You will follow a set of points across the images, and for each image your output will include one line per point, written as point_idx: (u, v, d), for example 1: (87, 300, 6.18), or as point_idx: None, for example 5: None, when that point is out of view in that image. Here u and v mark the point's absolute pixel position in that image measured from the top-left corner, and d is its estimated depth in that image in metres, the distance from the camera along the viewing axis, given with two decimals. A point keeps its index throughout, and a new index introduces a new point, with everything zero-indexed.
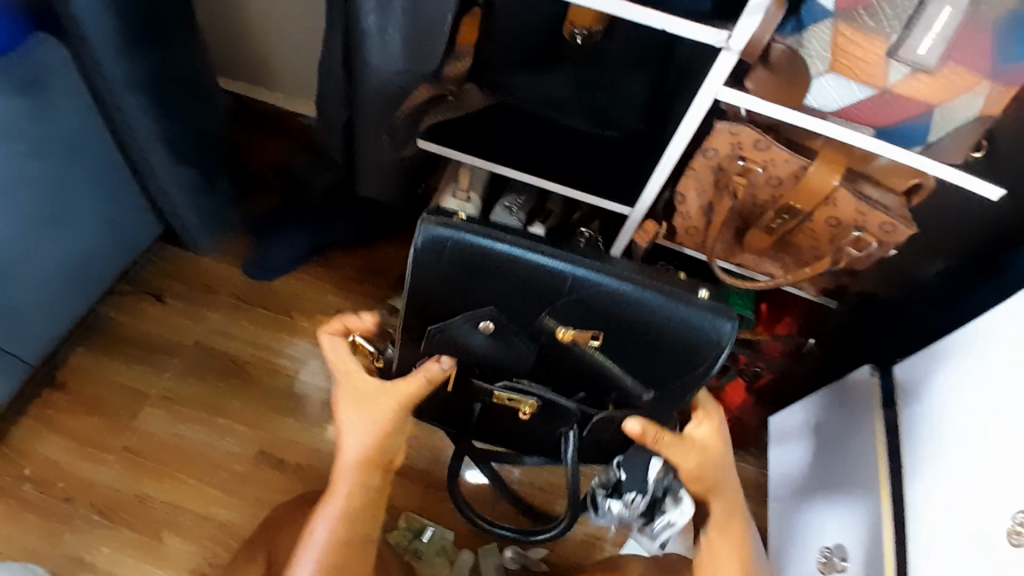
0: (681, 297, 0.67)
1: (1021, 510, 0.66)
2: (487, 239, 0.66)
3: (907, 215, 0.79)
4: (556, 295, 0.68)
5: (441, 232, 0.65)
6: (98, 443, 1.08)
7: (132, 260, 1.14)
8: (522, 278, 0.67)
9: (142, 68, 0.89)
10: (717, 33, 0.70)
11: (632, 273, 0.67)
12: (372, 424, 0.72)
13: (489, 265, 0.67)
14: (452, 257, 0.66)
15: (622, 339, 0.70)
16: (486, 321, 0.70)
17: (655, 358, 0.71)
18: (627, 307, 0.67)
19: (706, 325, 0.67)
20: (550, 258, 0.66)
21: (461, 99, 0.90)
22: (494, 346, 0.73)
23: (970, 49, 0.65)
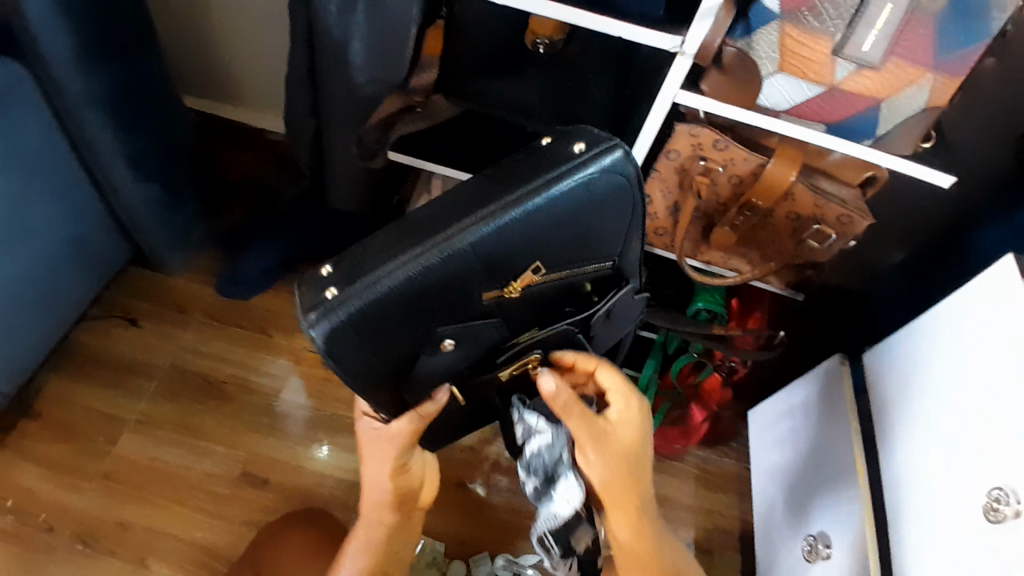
0: (563, 178, 0.66)
1: (997, 486, 0.68)
2: (375, 283, 0.61)
3: (863, 206, 0.82)
4: (484, 271, 0.66)
5: (337, 317, 0.61)
6: (77, 470, 1.09)
7: (99, 281, 1.17)
8: (440, 283, 0.64)
9: (100, 86, 0.91)
10: (672, 38, 0.71)
11: (504, 197, 0.65)
12: (383, 471, 0.77)
13: (407, 299, 0.63)
14: (366, 323, 0.63)
15: (554, 247, 0.69)
16: (446, 339, 0.68)
17: (585, 236, 0.71)
18: (540, 224, 0.66)
19: (606, 176, 0.68)
20: (447, 255, 0.63)
21: (430, 110, 0.95)
22: (466, 351, 0.71)
23: (912, 45, 0.67)
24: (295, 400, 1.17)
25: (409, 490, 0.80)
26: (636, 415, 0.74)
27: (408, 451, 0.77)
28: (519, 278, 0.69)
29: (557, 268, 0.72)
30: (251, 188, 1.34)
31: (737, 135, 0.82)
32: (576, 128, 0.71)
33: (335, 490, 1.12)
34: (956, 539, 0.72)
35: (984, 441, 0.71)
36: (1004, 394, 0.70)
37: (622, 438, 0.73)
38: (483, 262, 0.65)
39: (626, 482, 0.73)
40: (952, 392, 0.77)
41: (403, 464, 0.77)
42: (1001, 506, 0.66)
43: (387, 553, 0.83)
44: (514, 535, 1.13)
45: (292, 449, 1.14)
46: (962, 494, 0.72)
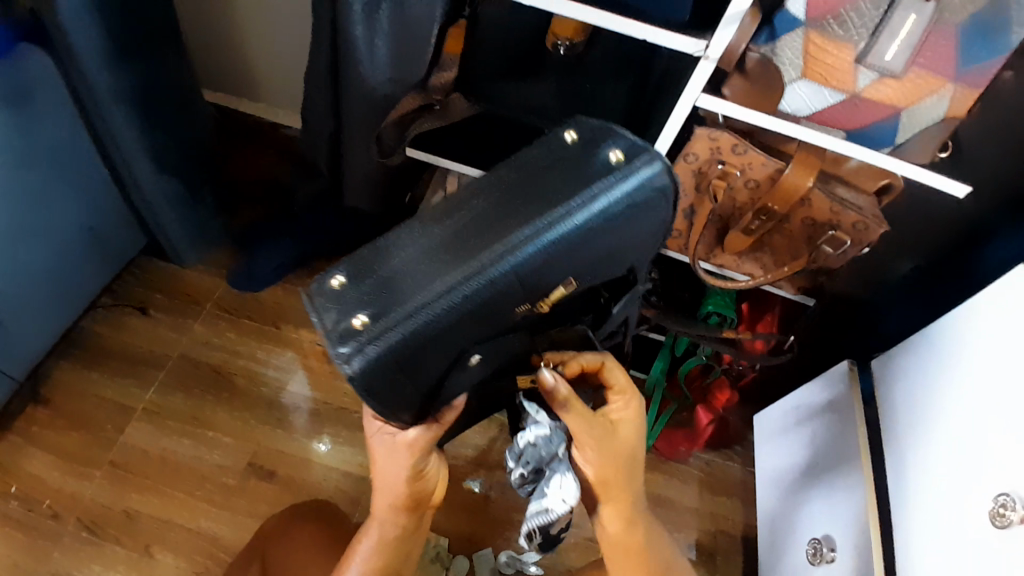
0: (602, 192, 0.62)
1: (1004, 492, 0.68)
2: (412, 315, 0.57)
3: (879, 214, 0.83)
4: (522, 293, 0.62)
5: (373, 352, 0.56)
6: (84, 458, 1.09)
7: (112, 270, 1.17)
8: (478, 309, 0.60)
9: (128, 80, 0.92)
10: (695, 42, 0.72)
11: (544, 216, 0.60)
12: (398, 476, 0.73)
13: (444, 328, 0.59)
14: (401, 356, 0.58)
15: (587, 262, 0.66)
16: (474, 355, 0.64)
17: (615, 248, 0.68)
18: (578, 242, 0.63)
19: (643, 190, 0.65)
20: (485, 280, 0.58)
21: (448, 108, 0.96)
22: (490, 363, 0.68)
23: (933, 56, 0.68)
24: (303, 393, 1.18)
25: (424, 494, 0.77)
26: (636, 412, 0.74)
27: (425, 456, 0.73)
28: (548, 295, 0.65)
29: (586, 279, 0.68)
30: (262, 182, 1.35)
31: (756, 141, 0.84)
32: (605, 131, 0.67)
33: (342, 484, 1.12)
34: (964, 549, 0.72)
35: (989, 448, 0.72)
36: (1011, 402, 0.71)
37: (622, 437, 0.73)
38: (522, 284, 0.61)
39: (622, 473, 0.74)
40: (959, 400, 0.78)
41: (420, 470, 0.73)
42: (1008, 512, 0.67)
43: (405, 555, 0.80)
44: (519, 533, 1.13)
45: (299, 442, 1.14)
46: (969, 501, 0.73)
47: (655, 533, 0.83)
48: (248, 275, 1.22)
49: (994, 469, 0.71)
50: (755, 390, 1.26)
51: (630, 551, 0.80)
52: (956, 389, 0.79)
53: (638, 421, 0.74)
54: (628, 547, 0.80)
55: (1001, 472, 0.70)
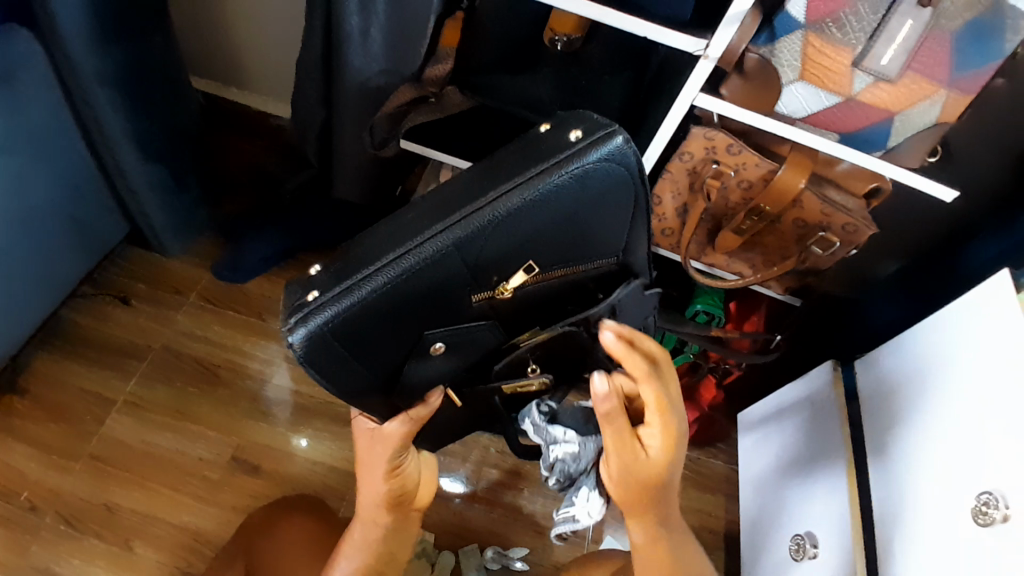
0: (558, 169, 0.60)
1: (987, 492, 0.71)
2: (354, 291, 0.57)
3: (867, 216, 0.84)
4: (471, 271, 0.62)
5: (317, 327, 0.58)
6: (62, 451, 1.07)
7: (92, 258, 1.14)
8: (424, 286, 0.60)
9: (112, 61, 0.89)
10: (696, 42, 0.73)
11: (491, 195, 0.60)
12: (377, 472, 0.73)
13: (390, 305, 0.60)
14: (348, 331, 0.59)
15: (545, 245, 0.65)
16: (436, 344, 0.65)
17: (578, 229, 0.66)
18: (531, 222, 0.62)
19: (601, 172, 0.63)
20: (432, 255, 0.58)
21: (443, 102, 0.97)
22: (456, 356, 0.69)
23: (929, 60, 0.69)
24: (288, 387, 1.16)
25: (406, 492, 0.76)
26: (669, 448, 0.68)
27: (403, 450, 0.73)
28: (509, 279, 0.65)
29: (552, 265, 0.68)
30: (248, 172, 1.32)
31: (751, 142, 0.84)
32: (573, 112, 0.65)
33: (328, 479, 1.11)
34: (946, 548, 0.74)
35: (978, 452, 0.73)
36: (994, 404, 0.73)
37: (650, 466, 0.69)
38: (469, 261, 0.61)
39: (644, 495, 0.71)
40: (944, 401, 0.80)
41: (398, 465, 0.74)
42: (991, 510, 0.69)
43: (386, 554, 0.79)
44: (506, 529, 1.13)
45: (284, 437, 1.12)
46: (952, 500, 0.75)
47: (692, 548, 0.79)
48: (235, 266, 1.19)
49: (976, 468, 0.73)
50: (740, 389, 1.27)
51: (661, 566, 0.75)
52: (942, 390, 0.81)
53: (669, 456, 0.69)
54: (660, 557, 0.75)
55: (983, 472, 0.72)
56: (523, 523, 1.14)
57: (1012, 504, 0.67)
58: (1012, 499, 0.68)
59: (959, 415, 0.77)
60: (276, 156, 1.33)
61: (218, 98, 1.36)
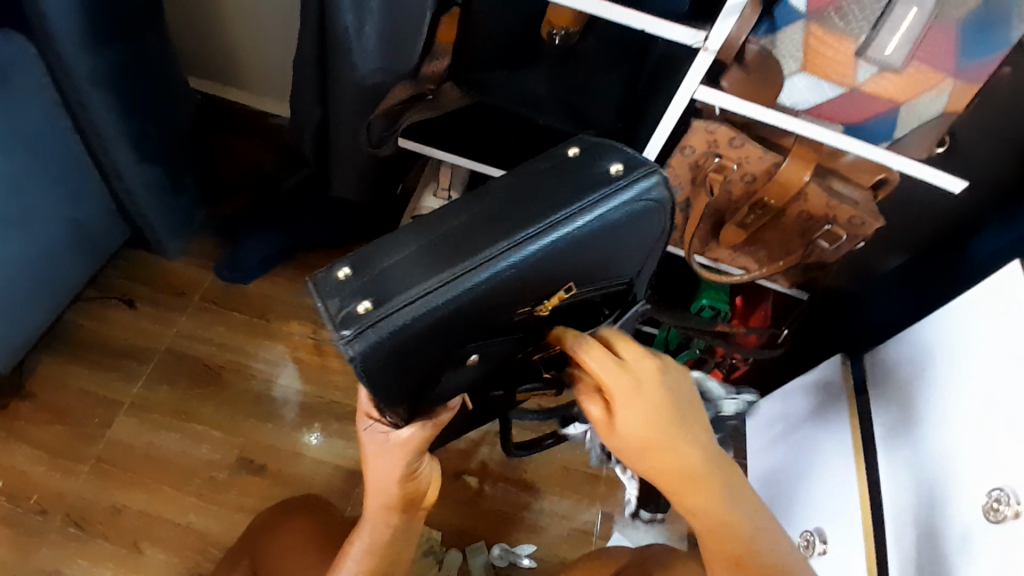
0: (610, 199, 0.60)
1: (998, 488, 0.69)
2: (417, 309, 0.54)
3: (874, 209, 0.82)
4: (519, 293, 0.60)
5: (374, 343, 0.53)
6: (70, 454, 1.08)
7: (97, 261, 1.15)
8: (479, 309, 0.58)
9: (107, 62, 0.88)
10: (695, 33, 0.71)
11: (552, 218, 0.58)
12: (390, 475, 0.71)
13: (446, 325, 0.57)
14: (402, 348, 0.56)
15: (587, 268, 0.64)
16: (472, 355, 0.65)
17: (617, 253, 0.66)
18: (579, 243, 0.60)
19: (647, 201, 0.63)
20: (488, 280, 0.56)
21: (440, 99, 0.93)
22: (485, 364, 0.68)
23: (935, 49, 0.67)
24: (292, 388, 1.16)
25: (417, 494, 0.75)
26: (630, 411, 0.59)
27: (418, 456, 0.72)
28: (550, 297, 0.65)
29: (586, 284, 0.67)
30: (250, 172, 1.32)
31: (752, 134, 0.83)
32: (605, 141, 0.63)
33: (333, 478, 1.11)
34: (959, 547, 0.72)
35: (991, 448, 0.71)
36: (1004, 399, 0.71)
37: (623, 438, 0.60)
38: (518, 287, 0.59)
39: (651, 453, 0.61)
40: (954, 396, 0.78)
41: (413, 470, 0.72)
42: (1002, 507, 0.67)
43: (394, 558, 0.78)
44: (511, 526, 1.13)
45: (288, 437, 1.13)
46: (964, 498, 0.73)
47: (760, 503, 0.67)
48: (238, 267, 1.20)
49: (986, 464, 0.72)
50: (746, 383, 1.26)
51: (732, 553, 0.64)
52: (953, 385, 0.79)
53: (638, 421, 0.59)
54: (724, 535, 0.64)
55: (994, 467, 0.70)
56: (528, 520, 1.13)
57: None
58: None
59: (969, 412, 0.75)
60: (277, 156, 1.33)
61: (217, 98, 1.35)
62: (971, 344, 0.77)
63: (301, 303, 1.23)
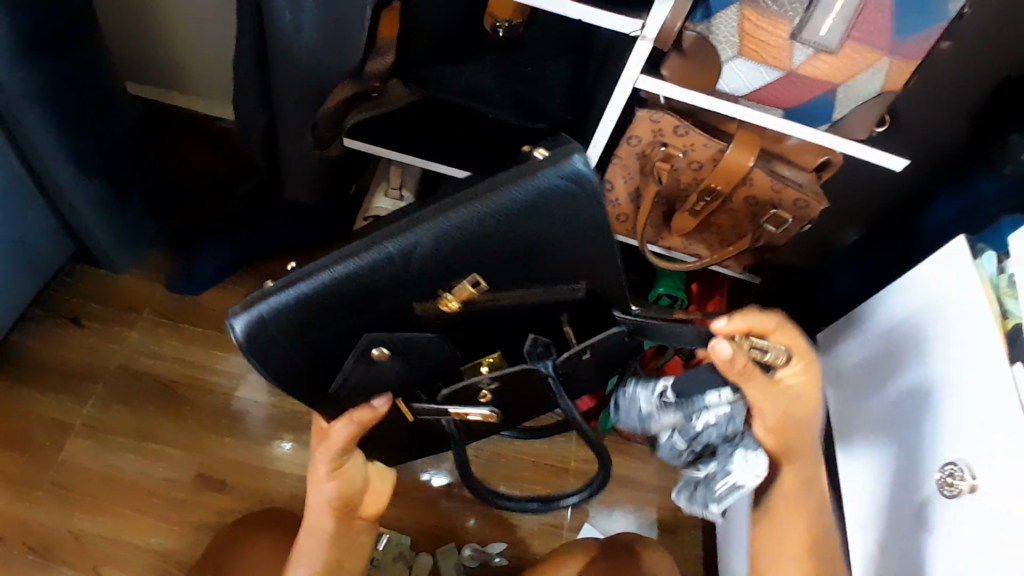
0: (514, 188, 0.64)
1: (953, 460, 0.68)
2: (311, 281, 0.62)
3: (819, 191, 0.83)
4: (417, 273, 0.65)
5: (269, 306, 0.62)
6: (23, 480, 1.04)
7: (42, 279, 1.11)
8: (373, 285, 0.64)
9: (40, 75, 0.84)
10: (631, 22, 0.70)
11: (448, 204, 0.63)
12: (321, 475, 0.71)
13: (345, 299, 0.64)
14: (298, 318, 0.63)
15: (497, 259, 0.68)
16: (378, 347, 0.68)
17: (536, 247, 0.68)
18: (479, 229, 0.64)
19: (559, 191, 0.65)
20: (381, 256, 0.63)
21: (387, 95, 0.92)
22: (403, 361, 0.71)
23: (869, 29, 0.67)
24: (254, 398, 1.14)
25: (352, 496, 0.73)
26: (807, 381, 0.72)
27: (345, 450, 0.72)
28: (453, 289, 0.67)
29: (504, 284, 0.70)
30: (195, 177, 1.27)
31: (697, 122, 0.83)
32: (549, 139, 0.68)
33: (299, 489, 1.09)
34: (919, 526, 0.71)
35: (948, 423, 0.70)
36: (958, 372, 0.70)
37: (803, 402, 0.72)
38: (418, 268, 0.64)
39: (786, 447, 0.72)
40: (912, 368, 0.77)
41: (342, 466, 0.72)
42: (956, 481, 0.66)
43: (336, 563, 0.73)
44: (481, 524, 1.13)
45: (252, 449, 1.10)
46: (923, 474, 0.72)
47: (814, 480, 0.73)
48: (188, 278, 1.17)
49: (940, 438, 0.71)
50: None
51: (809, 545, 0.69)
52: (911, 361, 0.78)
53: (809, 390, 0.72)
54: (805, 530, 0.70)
55: (948, 440, 0.70)
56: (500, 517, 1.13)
57: (980, 474, 0.65)
58: (978, 468, 0.65)
59: (932, 386, 0.73)
60: (224, 160, 1.29)
61: (161, 104, 1.32)
62: (932, 318, 0.75)
63: None
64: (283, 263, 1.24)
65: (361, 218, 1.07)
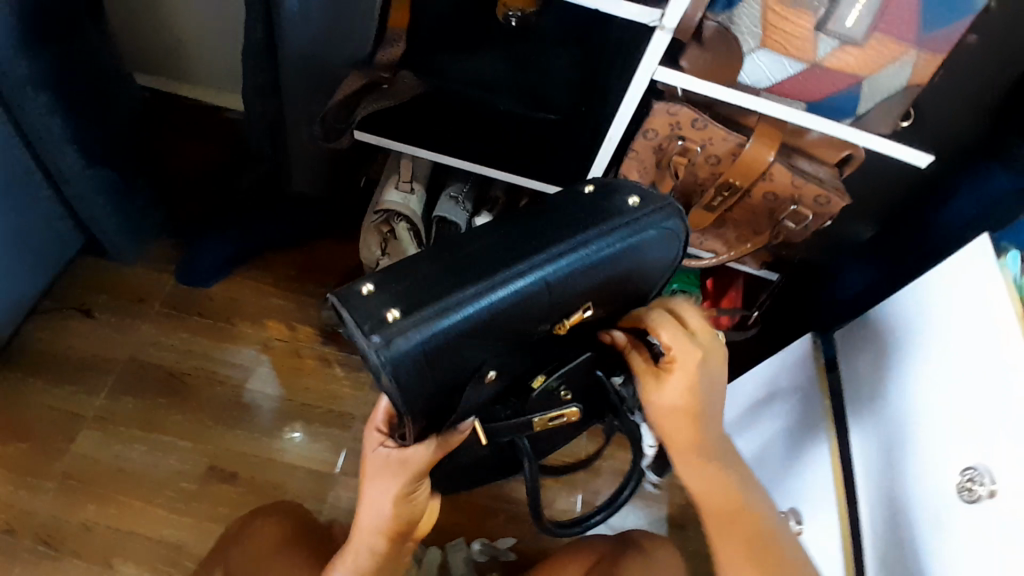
0: (620, 226, 0.64)
1: (972, 466, 0.66)
2: (445, 322, 0.56)
3: (840, 186, 0.82)
4: (542, 311, 0.62)
5: (400, 347, 0.54)
6: (36, 471, 1.04)
7: (52, 271, 1.10)
8: (497, 324, 0.59)
9: (48, 66, 0.83)
10: (650, 12, 0.69)
11: (570, 241, 0.62)
12: (386, 493, 0.66)
13: (469, 341, 0.58)
14: (425, 362, 0.56)
15: (606, 295, 0.66)
16: (490, 372, 0.62)
17: (635, 281, 0.68)
18: (598, 265, 0.63)
19: (660, 230, 0.66)
20: (516, 294, 0.59)
21: (397, 87, 0.89)
22: (503, 383, 0.67)
23: (897, 18, 0.65)
24: (263, 390, 1.13)
25: (412, 520, 0.69)
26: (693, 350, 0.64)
27: (417, 478, 0.66)
28: (569, 316, 0.65)
29: (608, 312, 0.68)
30: (202, 167, 1.26)
31: (717, 114, 0.80)
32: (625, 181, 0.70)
33: (307, 482, 1.09)
34: (933, 531, 0.70)
35: (969, 429, 0.68)
36: (971, 372, 0.69)
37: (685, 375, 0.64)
38: (542, 308, 0.61)
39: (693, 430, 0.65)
40: (934, 373, 0.74)
41: (410, 491, 0.66)
42: (975, 486, 0.65)
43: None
44: (492, 520, 1.12)
45: (262, 442, 1.10)
46: (936, 476, 0.71)
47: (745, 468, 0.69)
48: (196, 269, 1.17)
49: (956, 442, 0.69)
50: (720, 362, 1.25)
51: (733, 522, 0.66)
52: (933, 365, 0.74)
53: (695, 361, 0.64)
54: (725, 512, 0.67)
55: (967, 443, 0.68)
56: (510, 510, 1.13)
57: (999, 480, 0.63)
58: (998, 474, 0.64)
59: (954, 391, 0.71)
60: (231, 151, 1.28)
61: (169, 96, 1.31)
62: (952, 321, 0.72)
63: (266, 303, 1.20)
64: (293, 255, 1.24)
65: (371, 210, 1.05)
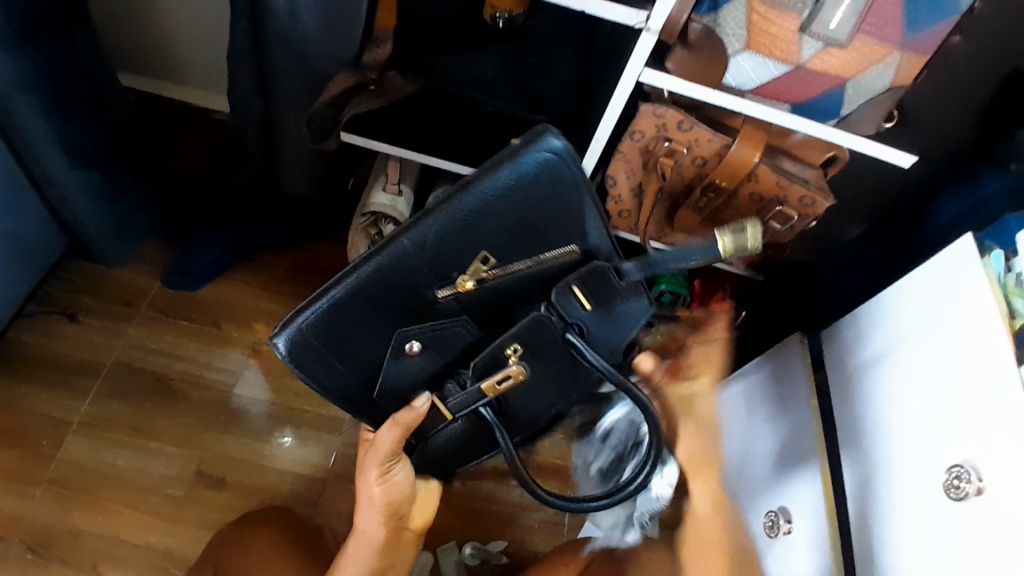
0: (494, 173, 0.65)
1: (959, 463, 0.65)
2: (331, 296, 0.64)
3: (825, 187, 0.82)
4: (428, 266, 0.65)
5: (296, 326, 0.63)
6: (23, 476, 1.03)
7: (39, 274, 1.09)
8: (387, 286, 0.65)
9: (33, 68, 0.82)
10: (637, 13, 0.69)
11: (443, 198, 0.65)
12: (369, 477, 0.72)
13: (363, 307, 0.65)
14: (322, 334, 0.64)
15: (507, 244, 0.67)
16: (410, 340, 0.67)
17: (539, 227, 0.68)
18: (477, 216, 0.65)
19: (543, 168, 0.66)
20: (393, 255, 0.64)
21: (386, 88, 0.91)
22: (436, 354, 0.68)
23: (879, 21, 0.66)
24: (252, 394, 1.13)
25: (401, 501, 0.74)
26: None
27: (390, 458, 0.71)
28: (466, 270, 0.67)
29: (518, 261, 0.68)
30: (191, 168, 1.25)
31: (703, 116, 0.81)
32: None
33: (297, 486, 1.08)
34: (917, 529, 0.68)
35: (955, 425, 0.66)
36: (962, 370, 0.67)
37: None
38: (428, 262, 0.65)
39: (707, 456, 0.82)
40: (918, 369, 0.72)
41: (388, 470, 0.71)
42: (962, 484, 0.63)
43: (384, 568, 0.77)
44: (483, 522, 1.12)
45: (252, 446, 1.10)
46: (920, 473, 0.69)
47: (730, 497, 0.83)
48: (185, 272, 1.16)
49: (941, 438, 0.68)
50: None
51: (721, 553, 0.79)
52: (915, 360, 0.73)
53: None
54: (716, 543, 0.79)
55: (952, 440, 0.66)
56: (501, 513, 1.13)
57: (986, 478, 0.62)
58: (984, 471, 0.62)
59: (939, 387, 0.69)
60: (220, 153, 1.27)
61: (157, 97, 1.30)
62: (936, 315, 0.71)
63: (256, 306, 1.19)
64: (282, 257, 1.23)
65: (359, 213, 1.05)
